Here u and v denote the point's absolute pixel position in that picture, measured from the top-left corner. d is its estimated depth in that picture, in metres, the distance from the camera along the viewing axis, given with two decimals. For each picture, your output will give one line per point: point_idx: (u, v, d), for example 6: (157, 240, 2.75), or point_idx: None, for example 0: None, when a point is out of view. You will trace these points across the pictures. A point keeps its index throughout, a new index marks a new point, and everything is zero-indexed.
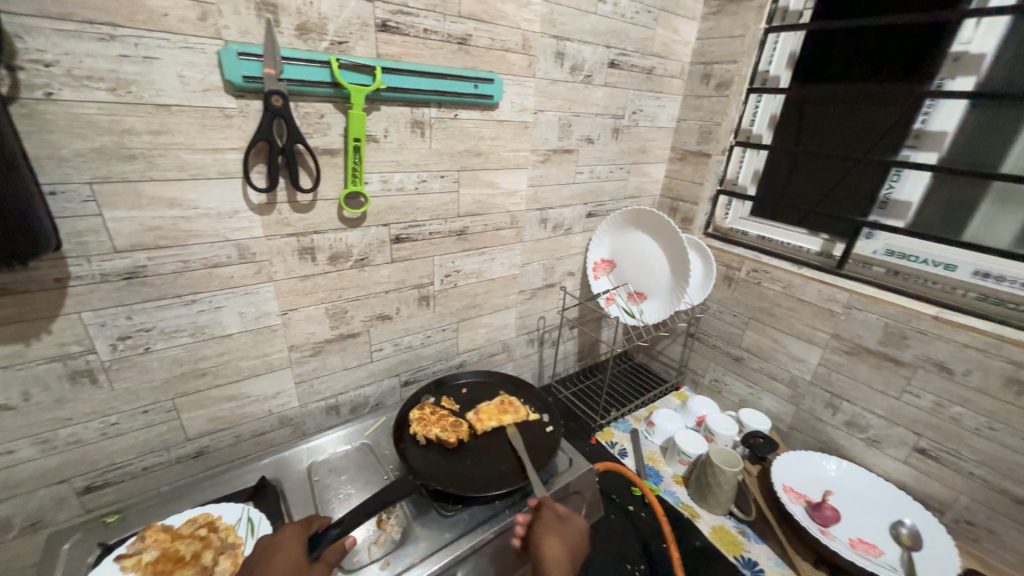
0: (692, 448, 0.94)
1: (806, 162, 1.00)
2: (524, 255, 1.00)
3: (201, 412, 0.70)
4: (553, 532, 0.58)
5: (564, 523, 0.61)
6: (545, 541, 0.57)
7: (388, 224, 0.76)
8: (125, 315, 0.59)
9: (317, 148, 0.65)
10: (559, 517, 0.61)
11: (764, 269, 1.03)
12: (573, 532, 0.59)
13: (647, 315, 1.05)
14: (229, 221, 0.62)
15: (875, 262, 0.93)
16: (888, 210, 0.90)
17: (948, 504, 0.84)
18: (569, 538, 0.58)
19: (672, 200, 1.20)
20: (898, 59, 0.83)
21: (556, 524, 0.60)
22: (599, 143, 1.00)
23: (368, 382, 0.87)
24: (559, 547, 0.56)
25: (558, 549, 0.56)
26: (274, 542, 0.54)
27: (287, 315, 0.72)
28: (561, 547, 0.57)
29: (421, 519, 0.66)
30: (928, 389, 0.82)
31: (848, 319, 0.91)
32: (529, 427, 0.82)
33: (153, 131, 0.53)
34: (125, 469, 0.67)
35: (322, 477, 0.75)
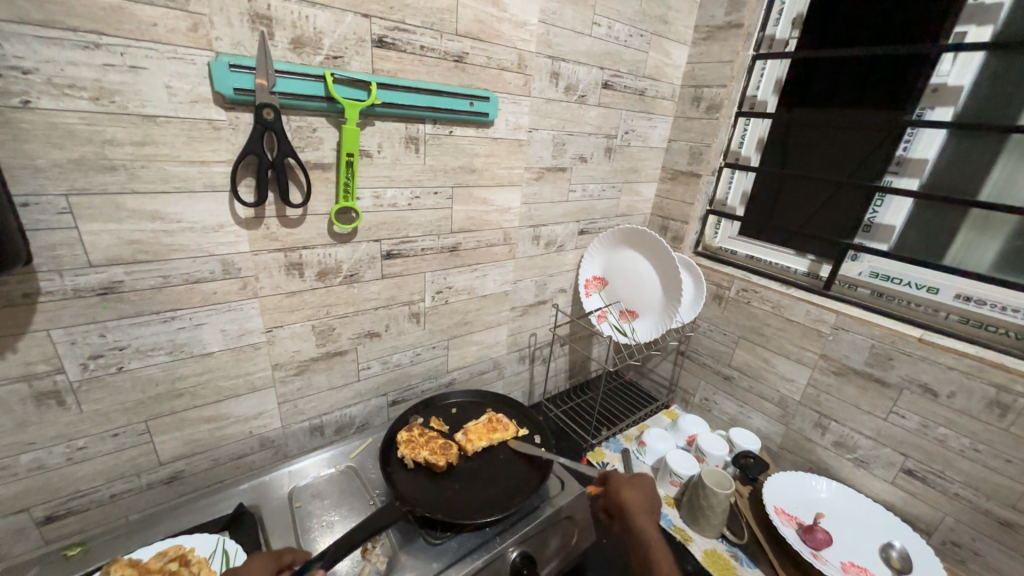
0: (684, 469, 0.93)
1: (793, 185, 1.02)
2: (516, 272, 0.99)
3: (176, 434, 0.66)
4: (631, 486, 0.75)
5: (629, 480, 0.76)
6: (626, 496, 0.73)
7: (380, 239, 0.75)
8: (98, 333, 0.56)
9: (308, 162, 0.64)
10: (630, 479, 0.77)
11: (754, 289, 1.04)
12: (641, 492, 0.74)
13: (639, 333, 1.05)
14: (213, 235, 0.60)
15: (861, 284, 0.95)
16: (872, 233, 0.92)
17: (934, 526, 0.84)
18: (642, 486, 0.75)
19: (663, 218, 1.21)
20: (879, 89, 0.86)
21: (629, 484, 0.75)
22: (592, 162, 1.01)
23: (354, 401, 0.85)
24: (637, 494, 0.74)
25: (637, 497, 0.73)
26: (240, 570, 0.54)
27: (272, 332, 0.70)
28: (641, 509, 0.71)
29: (408, 548, 0.64)
30: (914, 410, 0.83)
31: (835, 340, 0.92)
32: (521, 449, 0.80)
33: (136, 142, 0.51)
34: (91, 497, 0.62)
35: (304, 503, 0.71)
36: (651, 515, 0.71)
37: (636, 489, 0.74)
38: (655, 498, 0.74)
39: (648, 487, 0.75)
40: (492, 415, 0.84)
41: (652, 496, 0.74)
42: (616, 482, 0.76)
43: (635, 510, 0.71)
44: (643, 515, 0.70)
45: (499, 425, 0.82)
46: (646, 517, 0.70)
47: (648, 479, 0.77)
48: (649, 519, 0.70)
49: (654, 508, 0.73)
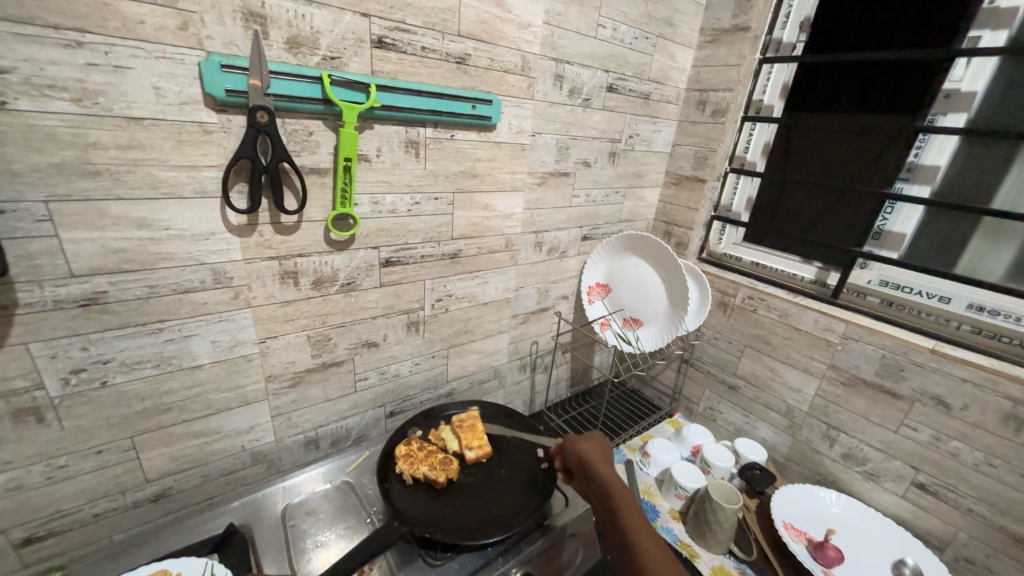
0: (689, 481, 0.91)
1: (800, 191, 1.00)
2: (518, 279, 0.96)
3: (164, 450, 0.64)
4: (584, 440, 0.72)
5: (581, 438, 0.73)
6: (584, 450, 0.71)
7: (378, 247, 0.72)
8: (80, 346, 0.53)
9: (304, 167, 0.61)
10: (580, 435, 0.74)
11: (760, 297, 1.02)
12: (591, 444, 0.72)
13: (644, 342, 1.02)
14: (203, 243, 0.57)
15: (870, 292, 0.92)
16: (881, 241, 0.90)
17: (947, 542, 0.82)
18: (594, 439, 0.73)
19: (667, 224, 1.19)
20: (889, 95, 0.85)
21: (582, 438, 0.73)
22: (596, 166, 0.99)
23: (351, 413, 0.82)
24: (593, 447, 0.71)
25: (595, 450, 0.71)
26: None
27: (265, 343, 0.67)
28: (599, 461, 0.69)
29: (405, 570, 0.61)
30: (926, 422, 0.81)
31: (844, 349, 0.90)
32: (523, 463, 0.77)
33: (122, 146, 0.49)
34: (73, 517, 0.59)
35: (297, 521, 0.68)
36: (612, 465, 0.69)
37: (592, 443, 0.72)
38: (608, 456, 0.71)
39: (600, 445, 0.72)
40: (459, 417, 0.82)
41: (604, 448, 0.72)
42: (572, 439, 0.73)
43: (596, 462, 0.68)
44: (605, 466, 0.68)
45: (471, 423, 0.80)
46: (607, 467, 0.68)
47: (598, 434, 0.75)
48: (613, 474, 0.67)
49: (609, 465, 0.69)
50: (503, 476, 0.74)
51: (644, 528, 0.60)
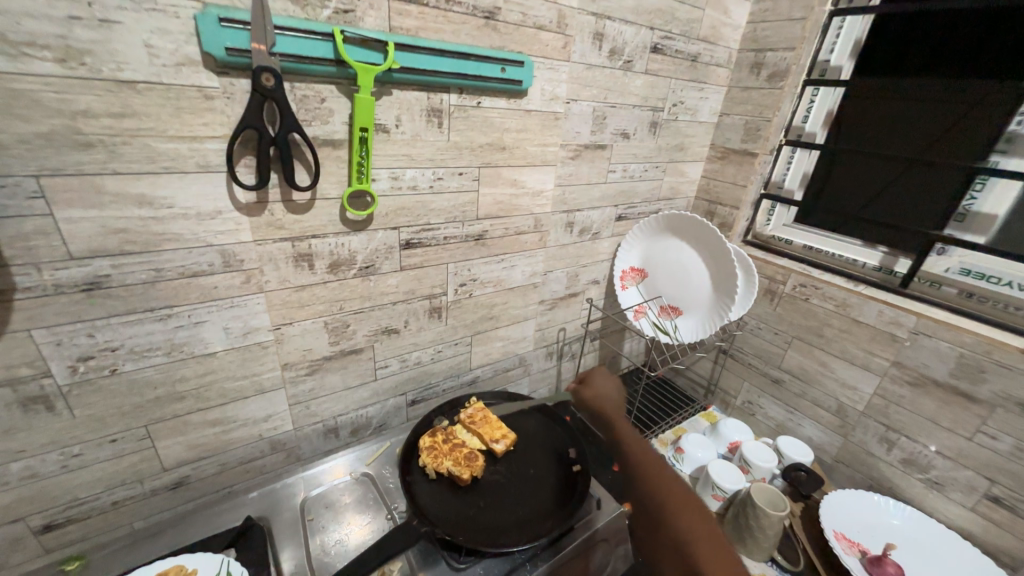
0: (729, 482, 0.84)
1: (866, 166, 0.89)
2: (547, 262, 0.89)
3: (180, 439, 0.61)
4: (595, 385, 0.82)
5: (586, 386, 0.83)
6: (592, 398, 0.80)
7: (398, 227, 0.66)
8: (86, 333, 0.50)
9: (316, 138, 0.55)
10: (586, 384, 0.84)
11: (814, 285, 0.92)
12: (600, 379, 0.83)
13: (682, 332, 0.95)
14: (210, 223, 0.52)
15: (947, 282, 0.81)
16: (966, 223, 0.78)
17: (1022, 561, 0.74)
18: (598, 384, 0.82)
19: (709, 203, 1.09)
20: (981, 52, 0.72)
21: (586, 386, 0.83)
22: (635, 138, 0.89)
23: (370, 402, 0.78)
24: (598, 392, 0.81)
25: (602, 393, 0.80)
26: None
27: (280, 329, 0.63)
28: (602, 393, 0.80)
29: (427, 573, 0.57)
30: (1007, 431, 0.72)
31: (913, 346, 0.80)
32: (551, 462, 0.72)
33: (115, 114, 0.43)
34: (92, 505, 0.58)
35: (316, 515, 0.66)
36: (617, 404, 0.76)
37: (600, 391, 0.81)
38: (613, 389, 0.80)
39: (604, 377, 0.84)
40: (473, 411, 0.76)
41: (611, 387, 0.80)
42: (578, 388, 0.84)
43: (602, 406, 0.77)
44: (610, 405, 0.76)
45: (481, 415, 0.75)
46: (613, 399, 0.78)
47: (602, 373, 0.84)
48: (614, 403, 0.76)
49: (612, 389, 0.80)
50: (530, 474, 0.70)
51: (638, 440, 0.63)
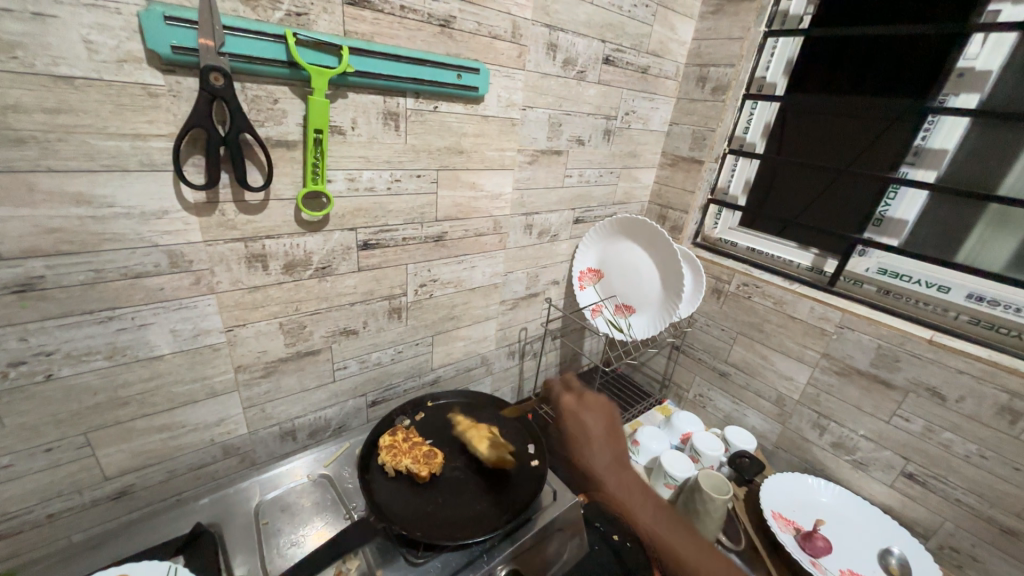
0: (679, 470, 0.88)
1: (800, 175, 0.96)
2: (507, 263, 0.92)
3: (123, 446, 0.59)
4: (564, 424, 0.77)
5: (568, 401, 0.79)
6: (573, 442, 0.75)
7: (355, 228, 0.67)
8: (16, 337, 0.48)
9: (269, 139, 0.55)
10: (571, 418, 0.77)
11: (755, 284, 1.00)
12: (585, 414, 0.76)
13: (636, 329, 1.00)
14: (156, 223, 0.51)
15: (867, 280, 0.90)
16: (882, 227, 0.87)
17: (932, 530, 0.82)
18: (581, 422, 0.76)
19: (661, 207, 1.15)
20: (897, 74, 0.80)
21: (571, 424, 0.76)
22: (590, 144, 0.93)
23: (329, 404, 0.78)
24: (580, 434, 0.75)
25: (579, 435, 0.75)
26: None
27: (233, 331, 0.62)
28: (585, 430, 0.75)
29: (385, 568, 0.58)
30: (918, 413, 0.80)
31: (839, 339, 0.88)
32: (511, 457, 0.74)
33: (49, 109, 0.42)
34: (23, 519, 0.55)
35: (270, 519, 0.65)
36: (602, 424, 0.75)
37: (579, 429, 0.76)
38: (600, 425, 0.75)
39: (597, 407, 0.77)
40: None
41: (588, 431, 0.75)
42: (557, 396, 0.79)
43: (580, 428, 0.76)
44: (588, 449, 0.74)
45: None
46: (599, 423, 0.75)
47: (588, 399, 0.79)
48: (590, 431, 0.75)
49: (598, 421, 0.75)
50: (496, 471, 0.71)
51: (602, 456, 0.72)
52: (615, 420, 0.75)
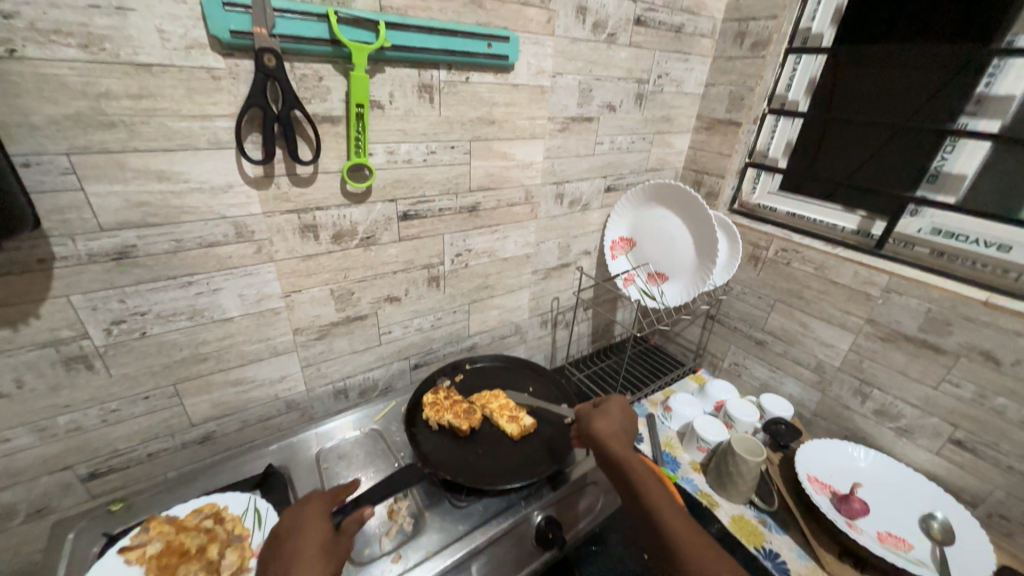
0: (712, 435, 0.90)
1: (850, 133, 0.91)
2: (539, 233, 0.94)
3: (204, 397, 0.67)
4: (598, 416, 0.68)
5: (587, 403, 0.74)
6: (597, 427, 0.67)
7: (395, 199, 0.71)
8: (117, 298, 0.55)
9: (316, 115, 0.59)
10: (597, 409, 0.70)
11: (794, 249, 0.97)
12: (616, 408, 0.70)
13: (668, 296, 1.00)
14: (223, 196, 0.57)
15: (919, 242, 0.85)
16: (938, 184, 0.82)
17: (981, 498, 0.80)
18: (613, 413, 0.69)
19: (696, 173, 1.13)
20: (961, 16, 0.74)
21: (598, 413, 0.69)
22: (621, 111, 0.93)
23: (376, 365, 0.84)
24: (611, 423, 0.67)
25: (610, 424, 0.67)
26: (300, 518, 0.52)
27: (291, 297, 0.68)
28: (612, 422, 0.67)
29: (432, 509, 0.64)
30: (969, 378, 0.77)
31: (885, 304, 0.85)
32: (544, 416, 0.79)
33: (133, 95, 0.48)
34: (130, 456, 0.65)
35: (330, 464, 0.72)
36: (616, 416, 0.69)
37: (609, 417, 0.68)
38: (632, 423, 0.68)
39: (622, 405, 0.72)
40: (449, 393, 0.78)
41: (620, 424, 0.67)
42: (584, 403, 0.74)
43: (596, 420, 0.68)
44: (616, 438, 0.65)
45: (445, 395, 0.77)
46: (608, 418, 0.68)
47: (616, 403, 0.72)
48: (614, 419, 0.68)
49: (628, 420, 0.69)
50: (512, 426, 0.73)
51: (626, 445, 0.64)
52: (631, 415, 0.70)
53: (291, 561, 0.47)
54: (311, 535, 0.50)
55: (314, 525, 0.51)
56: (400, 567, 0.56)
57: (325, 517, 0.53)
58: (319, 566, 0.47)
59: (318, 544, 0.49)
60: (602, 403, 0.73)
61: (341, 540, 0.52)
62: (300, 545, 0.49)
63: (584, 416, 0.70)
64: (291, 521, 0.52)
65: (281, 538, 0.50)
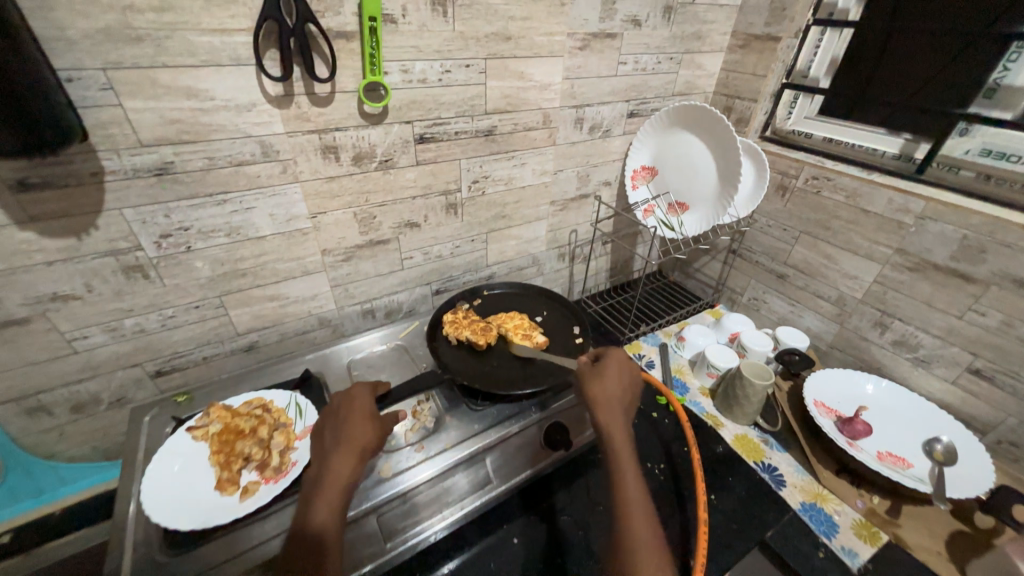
0: (723, 361, 0.92)
1: (910, 52, 0.83)
2: (557, 161, 0.93)
3: (247, 309, 0.74)
4: (594, 379, 0.64)
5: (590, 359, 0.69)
6: (590, 391, 0.63)
7: (411, 121, 0.72)
8: (163, 213, 0.60)
9: (330, 31, 0.59)
10: (596, 368, 0.66)
11: (826, 177, 0.92)
12: (618, 371, 0.65)
13: (687, 227, 0.99)
14: (248, 115, 0.59)
15: (966, 165, 0.80)
16: (994, 99, 0.75)
17: (992, 425, 0.81)
18: (612, 377, 0.64)
19: (728, 97, 1.06)
20: None
21: (597, 374, 0.65)
22: (647, 26, 0.87)
23: (400, 289, 0.89)
24: (606, 389, 0.63)
25: (605, 391, 0.63)
26: (346, 402, 0.62)
27: (317, 218, 0.72)
28: (607, 388, 0.63)
29: (452, 411, 0.71)
30: (998, 307, 0.75)
31: (918, 232, 0.81)
32: (557, 337, 0.83)
33: (156, 8, 0.49)
34: (188, 358, 0.73)
35: (361, 372, 0.80)
36: (614, 381, 0.64)
37: (606, 380, 0.64)
38: (630, 388, 0.64)
39: (626, 367, 0.66)
40: (467, 314, 0.84)
41: (616, 391, 0.63)
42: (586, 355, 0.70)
43: (591, 384, 0.64)
44: (607, 407, 0.61)
45: (464, 316, 0.83)
46: (604, 382, 0.64)
47: (620, 364, 0.66)
48: (610, 384, 0.63)
49: (627, 385, 0.65)
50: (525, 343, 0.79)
51: (618, 416, 0.61)
52: (632, 379, 0.65)
53: (343, 424, 0.59)
54: (358, 406, 0.61)
55: (361, 401, 0.62)
56: (423, 455, 0.64)
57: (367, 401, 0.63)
58: (367, 428, 0.59)
59: (364, 413, 0.61)
60: (605, 360, 0.67)
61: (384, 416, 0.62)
62: (350, 411, 0.60)
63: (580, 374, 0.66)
64: (340, 398, 0.62)
65: (334, 408, 0.61)
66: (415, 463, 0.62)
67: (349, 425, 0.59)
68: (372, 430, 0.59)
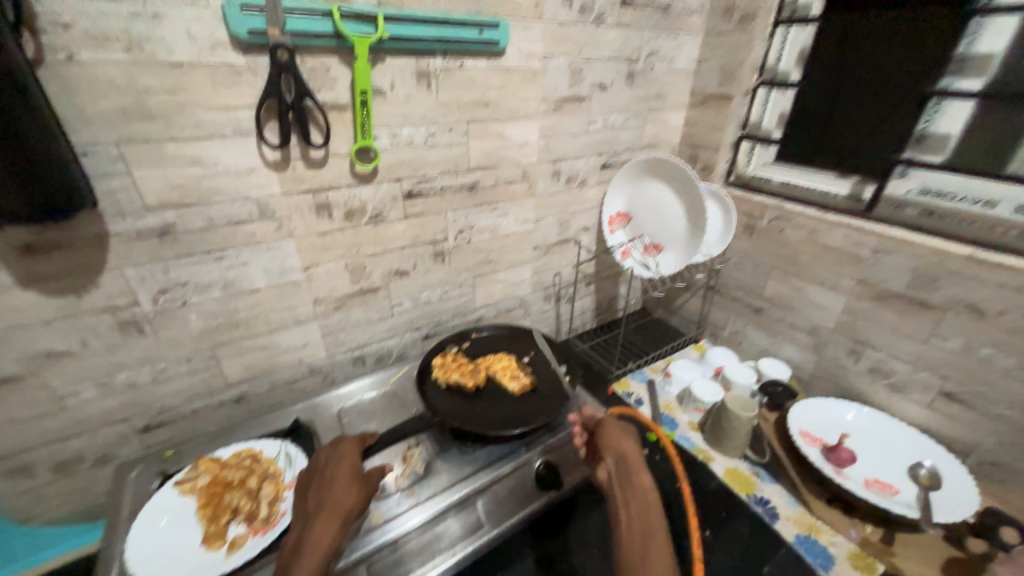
0: (708, 395, 0.96)
1: (850, 109, 0.91)
2: (537, 210, 1.00)
3: (238, 360, 0.76)
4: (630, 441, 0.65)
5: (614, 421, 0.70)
6: (626, 451, 0.64)
7: (399, 178, 0.77)
8: (161, 270, 0.63)
9: (326, 104, 0.66)
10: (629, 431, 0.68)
11: (787, 216, 0.99)
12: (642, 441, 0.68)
13: (664, 267, 1.03)
14: (247, 178, 0.64)
15: (907, 203, 0.89)
16: (924, 144, 0.84)
17: (972, 447, 0.82)
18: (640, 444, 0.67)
19: (692, 147, 1.16)
20: None
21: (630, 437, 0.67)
22: (612, 90, 0.97)
23: (390, 335, 0.92)
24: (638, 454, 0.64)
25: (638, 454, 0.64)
26: (331, 464, 0.61)
27: (310, 270, 0.76)
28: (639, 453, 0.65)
29: (442, 455, 0.71)
30: (957, 331, 0.79)
31: (875, 264, 0.87)
32: (545, 376, 0.85)
33: (169, 90, 0.56)
34: (177, 411, 0.74)
35: (351, 419, 0.80)
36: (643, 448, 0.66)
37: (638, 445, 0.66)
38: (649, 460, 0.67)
39: None
40: (456, 358, 0.86)
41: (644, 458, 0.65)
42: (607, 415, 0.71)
43: (626, 444, 0.65)
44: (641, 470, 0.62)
45: (453, 360, 0.85)
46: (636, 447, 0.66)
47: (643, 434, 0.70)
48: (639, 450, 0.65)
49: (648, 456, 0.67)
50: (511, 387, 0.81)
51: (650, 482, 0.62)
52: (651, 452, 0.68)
53: (326, 489, 0.58)
54: (344, 467, 0.61)
55: (346, 461, 0.61)
56: (413, 501, 0.64)
57: (353, 460, 0.62)
58: (350, 491, 0.58)
59: (349, 475, 0.60)
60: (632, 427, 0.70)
61: (370, 475, 0.61)
62: (335, 473, 0.60)
63: (612, 432, 0.67)
64: (326, 459, 0.62)
65: (320, 470, 0.61)
66: (405, 509, 0.63)
67: (331, 488, 0.58)
68: (355, 493, 0.58)
